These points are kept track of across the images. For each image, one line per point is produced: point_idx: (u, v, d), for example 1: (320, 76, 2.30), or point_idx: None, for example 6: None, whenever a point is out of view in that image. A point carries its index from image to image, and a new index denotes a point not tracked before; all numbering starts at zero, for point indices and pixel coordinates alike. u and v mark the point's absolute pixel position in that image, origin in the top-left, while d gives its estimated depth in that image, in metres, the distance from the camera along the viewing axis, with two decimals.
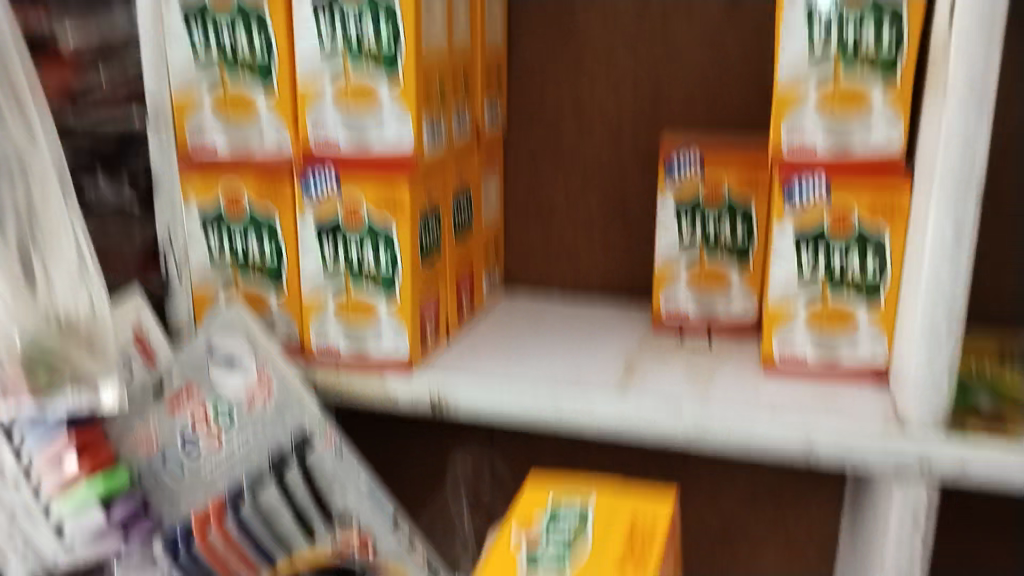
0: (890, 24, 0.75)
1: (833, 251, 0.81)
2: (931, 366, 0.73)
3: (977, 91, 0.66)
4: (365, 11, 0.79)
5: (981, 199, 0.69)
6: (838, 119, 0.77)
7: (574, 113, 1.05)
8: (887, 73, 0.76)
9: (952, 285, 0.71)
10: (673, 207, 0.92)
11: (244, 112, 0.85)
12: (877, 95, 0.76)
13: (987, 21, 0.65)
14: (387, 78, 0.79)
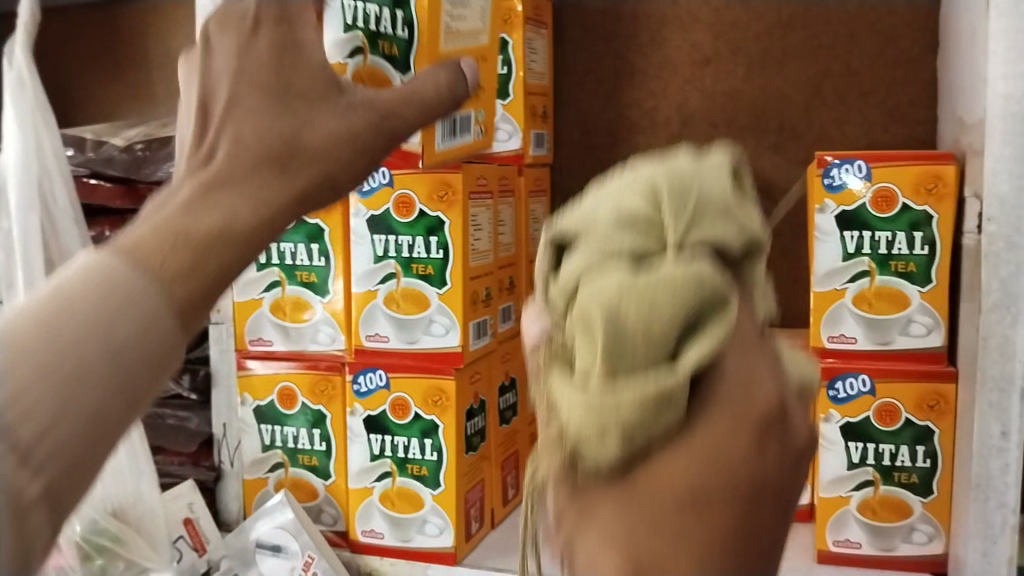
0: (925, 232, 0.75)
1: (881, 444, 0.78)
2: (988, 560, 0.70)
3: (1012, 291, 0.67)
4: (417, 228, 0.84)
5: None
6: (875, 318, 0.77)
7: None
8: (924, 273, 0.75)
9: (1003, 478, 0.68)
10: None
11: (301, 315, 0.89)
12: (915, 293, 0.76)
13: (1015, 230, 0.67)
14: (436, 281, 0.85)
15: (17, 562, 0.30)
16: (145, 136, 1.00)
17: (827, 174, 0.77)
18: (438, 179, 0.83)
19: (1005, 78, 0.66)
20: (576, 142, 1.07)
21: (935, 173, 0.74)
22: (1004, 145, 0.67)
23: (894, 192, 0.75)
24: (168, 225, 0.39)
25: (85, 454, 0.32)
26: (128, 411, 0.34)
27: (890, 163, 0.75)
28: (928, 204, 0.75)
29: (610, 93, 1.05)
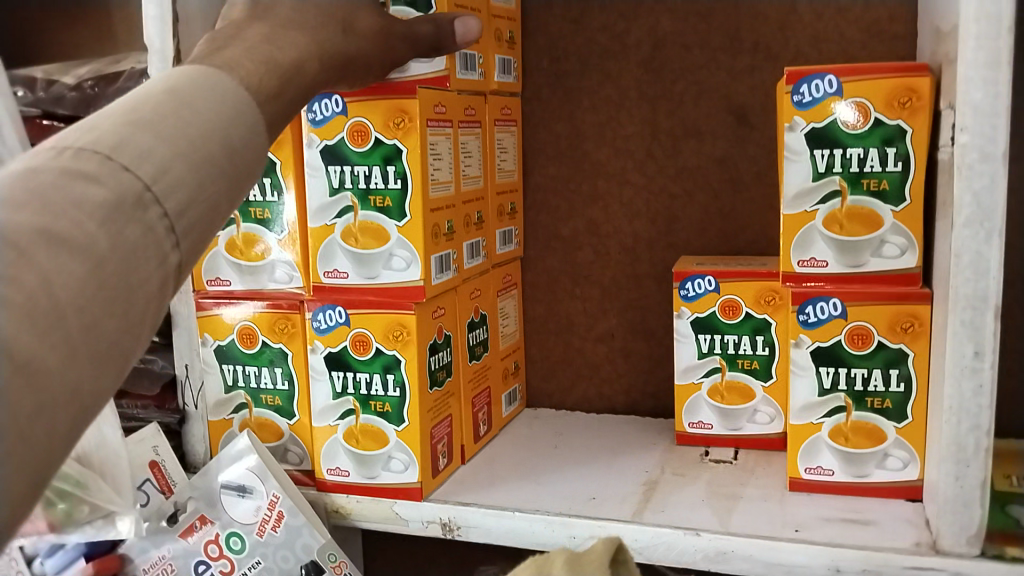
0: (897, 147, 0.73)
1: (854, 368, 0.77)
2: (960, 485, 0.68)
3: (985, 204, 0.64)
4: (372, 157, 0.81)
5: (1000, 313, 0.65)
6: (847, 240, 0.75)
7: (589, 230, 1.04)
8: (897, 190, 0.74)
9: (976, 400, 0.67)
10: (688, 320, 0.89)
11: (255, 251, 0.87)
12: (887, 212, 0.74)
13: (988, 140, 0.64)
14: (395, 214, 0.81)
15: (76, 425, 0.40)
16: (94, 73, 0.97)
17: (796, 91, 0.74)
18: (396, 106, 0.80)
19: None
20: (546, 71, 1.03)
21: (907, 86, 0.72)
22: (977, 48, 0.63)
23: (867, 106, 0.73)
24: (161, 125, 0.47)
25: (143, 321, 0.45)
26: (165, 288, 0.46)
27: (861, 77, 0.73)
28: (902, 118, 0.73)
29: (579, 17, 1.01)
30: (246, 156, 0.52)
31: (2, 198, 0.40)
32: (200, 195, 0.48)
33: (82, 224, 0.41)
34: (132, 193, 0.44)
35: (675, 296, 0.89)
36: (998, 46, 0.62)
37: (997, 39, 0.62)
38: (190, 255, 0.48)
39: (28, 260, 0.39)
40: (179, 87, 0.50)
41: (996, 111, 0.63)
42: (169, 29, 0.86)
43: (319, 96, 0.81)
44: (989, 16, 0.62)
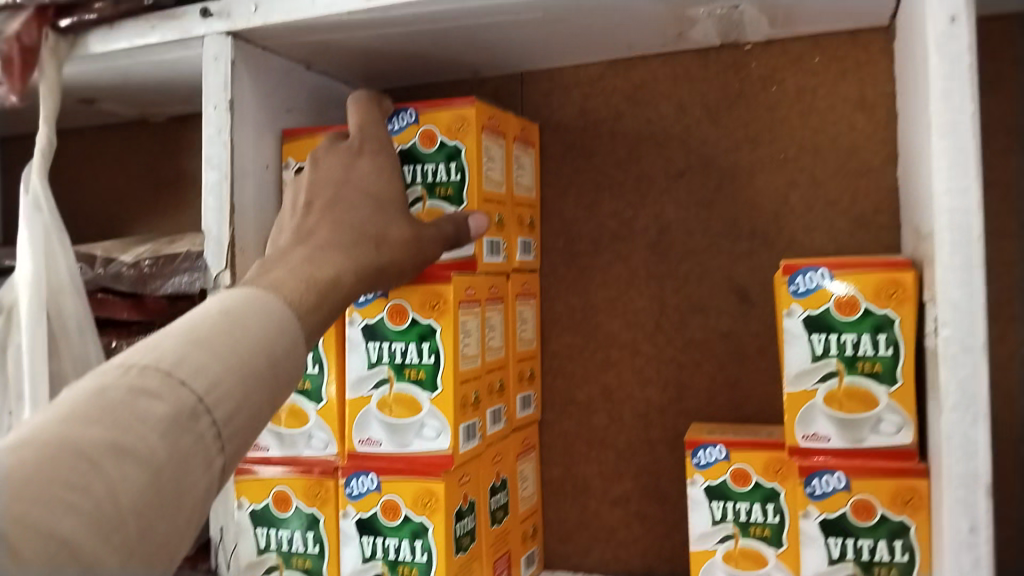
0: (887, 333, 0.79)
1: (860, 539, 0.80)
2: None
3: (968, 393, 0.70)
4: (409, 335, 0.88)
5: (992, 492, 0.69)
6: (846, 416, 0.81)
7: (603, 397, 1.09)
8: (890, 372, 0.79)
9: (975, 574, 0.70)
10: (701, 486, 0.93)
11: (296, 421, 0.92)
12: (882, 392, 0.80)
13: (967, 333, 0.70)
14: (427, 385, 0.88)
15: None
16: (153, 253, 1.06)
17: (792, 282, 0.82)
18: (431, 290, 0.87)
19: (948, 193, 0.70)
20: (561, 250, 1.11)
21: (893, 279, 0.79)
22: (952, 255, 0.70)
23: (857, 297, 0.80)
24: (214, 344, 0.54)
25: (189, 515, 0.50)
26: (208, 487, 0.51)
27: (853, 269, 0.80)
28: (890, 308, 0.79)
29: (591, 205, 1.10)
30: (283, 369, 0.60)
31: (67, 415, 0.46)
32: (242, 404, 0.55)
33: (146, 437, 0.47)
34: (187, 407, 0.50)
35: (689, 464, 0.94)
36: (971, 279, 0.69)
37: (971, 272, 0.70)
38: (230, 456, 0.54)
39: (99, 472, 0.44)
40: (231, 310, 0.58)
41: (972, 309, 0.70)
42: (225, 218, 0.96)
43: None
44: (963, 229, 0.70)
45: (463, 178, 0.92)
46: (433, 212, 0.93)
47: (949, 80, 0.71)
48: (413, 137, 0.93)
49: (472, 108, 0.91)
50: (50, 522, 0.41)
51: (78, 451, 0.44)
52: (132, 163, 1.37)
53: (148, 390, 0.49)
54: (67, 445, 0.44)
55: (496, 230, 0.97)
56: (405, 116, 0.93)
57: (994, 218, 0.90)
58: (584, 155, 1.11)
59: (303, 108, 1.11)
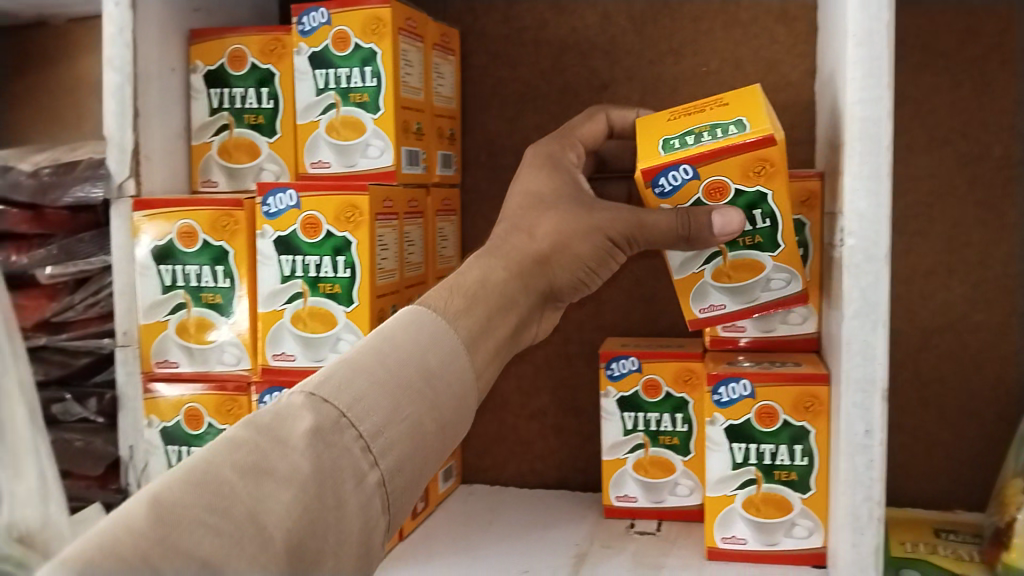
0: (762, 209, 0.76)
1: (762, 444, 0.84)
2: (858, 551, 0.74)
3: (870, 299, 0.72)
4: (323, 248, 0.86)
5: (887, 395, 0.73)
6: (737, 284, 0.80)
7: None
8: (771, 240, 0.78)
9: (868, 473, 0.73)
10: (613, 397, 0.95)
11: (205, 335, 0.91)
12: (767, 258, 0.79)
13: (872, 244, 0.71)
14: (342, 299, 0.87)
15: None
16: (53, 160, 0.99)
17: (657, 184, 0.76)
18: (345, 201, 0.85)
19: (860, 104, 0.71)
20: (483, 165, 1.09)
21: (760, 158, 0.74)
22: (861, 164, 0.71)
23: (725, 182, 0.75)
24: (364, 365, 0.64)
25: (358, 514, 0.58)
26: (371, 499, 0.59)
27: (717, 158, 0.74)
28: (760, 185, 0.75)
29: (514, 117, 1.08)
30: (445, 380, 0.68)
31: (228, 446, 0.55)
32: (394, 418, 0.63)
33: (284, 463, 0.55)
34: (331, 421, 0.59)
35: (603, 375, 0.96)
36: (878, 189, 0.71)
37: (878, 181, 0.71)
38: (388, 470, 0.61)
39: (243, 496, 0.53)
40: (386, 332, 0.68)
41: (878, 220, 0.71)
42: (129, 122, 0.92)
43: (275, 190, 0.86)
44: (873, 140, 0.71)
45: (378, 84, 0.90)
46: (347, 120, 0.92)
47: None
48: (326, 40, 0.91)
49: (386, 9, 0.89)
50: (197, 543, 0.49)
51: (219, 480, 0.53)
52: (26, 72, 1.29)
53: (300, 411, 0.59)
54: (210, 476, 0.53)
55: (414, 139, 0.95)
56: (316, 15, 0.91)
57: (904, 134, 0.92)
58: (508, 66, 1.08)
59: (213, 8, 1.04)
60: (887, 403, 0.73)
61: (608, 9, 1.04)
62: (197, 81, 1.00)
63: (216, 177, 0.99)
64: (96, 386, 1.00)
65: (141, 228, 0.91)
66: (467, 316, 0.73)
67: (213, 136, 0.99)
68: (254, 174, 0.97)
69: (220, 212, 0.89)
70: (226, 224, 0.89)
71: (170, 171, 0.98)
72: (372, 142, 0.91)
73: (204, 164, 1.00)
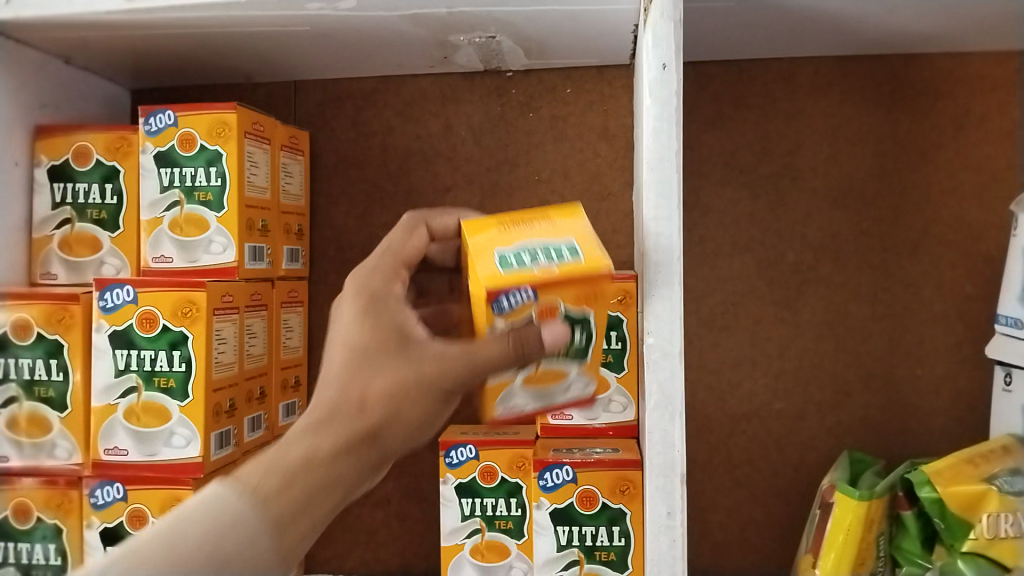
0: (584, 326, 0.71)
1: (583, 526, 0.89)
2: None
3: (666, 390, 0.79)
4: (159, 342, 0.87)
5: (685, 478, 0.79)
6: (541, 390, 0.73)
7: None
8: (582, 350, 0.72)
9: (671, 552, 0.79)
10: (452, 484, 0.99)
11: (40, 432, 0.90)
12: (574, 367, 0.73)
13: (668, 342, 0.79)
14: (178, 394, 0.87)
15: None
16: None
17: (497, 303, 0.67)
18: (182, 297, 0.87)
19: (654, 220, 0.79)
20: (332, 259, 1.14)
21: (592, 284, 0.68)
22: (656, 272, 0.80)
23: (557, 305, 0.69)
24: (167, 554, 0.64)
25: None
26: None
27: (550, 282, 0.67)
28: (587, 310, 0.70)
29: (363, 214, 1.13)
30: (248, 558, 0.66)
31: None
32: None
33: None
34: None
35: (442, 463, 0.99)
36: (671, 294, 0.79)
37: (671, 289, 0.79)
38: None
39: None
40: (186, 510, 0.67)
41: (672, 320, 0.79)
42: None
43: (111, 285, 0.87)
44: (666, 252, 0.79)
45: (222, 185, 0.94)
46: (191, 218, 0.94)
47: (659, 122, 0.79)
48: (172, 140, 0.94)
49: (232, 114, 0.93)
50: None
51: None
52: None
53: None
54: None
55: (258, 236, 0.99)
56: (162, 117, 0.94)
57: (711, 241, 1.02)
58: (356, 167, 1.13)
59: (64, 104, 1.06)
60: (686, 486, 0.80)
61: (450, 118, 1.12)
62: (40, 174, 1.00)
63: (57, 269, 1.00)
64: None
65: None
66: (281, 497, 0.69)
67: (55, 230, 1.00)
68: (95, 268, 0.98)
69: (55, 306, 0.89)
70: (61, 317, 0.89)
71: (7, 262, 0.98)
72: (215, 239, 0.94)
73: (44, 257, 1.00)
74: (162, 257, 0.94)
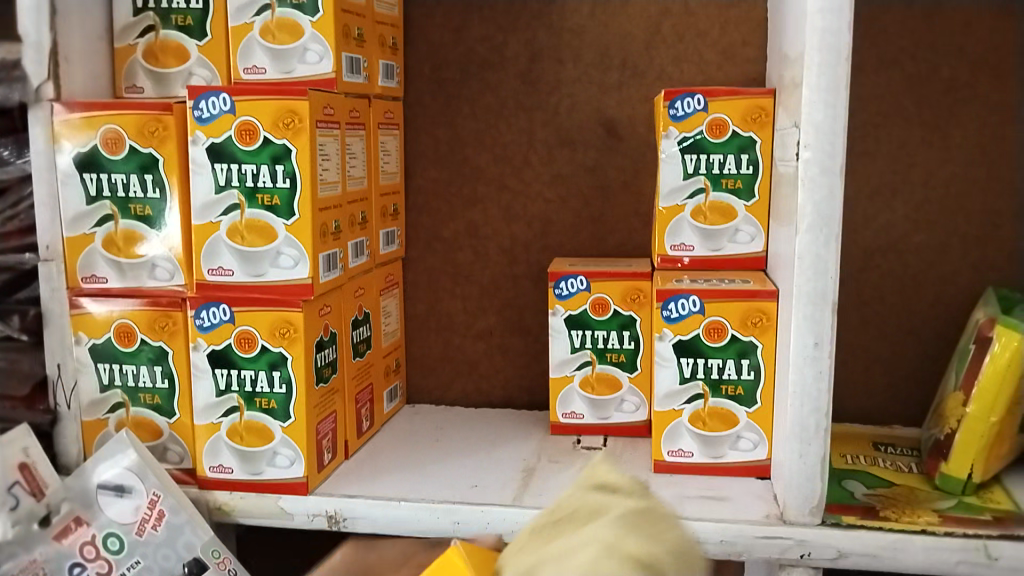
0: None
1: (710, 360, 0.84)
2: (803, 462, 0.75)
3: (824, 213, 0.72)
4: (261, 156, 0.80)
5: (836, 307, 0.73)
6: None
7: (469, 233, 1.07)
8: None
9: (816, 387, 0.74)
10: (561, 316, 0.94)
11: (134, 250, 0.84)
12: None
13: (828, 156, 0.71)
14: (282, 212, 0.80)
15: None
16: None
17: None
18: (284, 105, 0.79)
19: (821, 12, 0.69)
20: (428, 77, 1.05)
21: None
22: (819, 75, 0.70)
23: None
24: None
25: None
26: None
27: None
28: None
29: (460, 26, 1.04)
30: None
31: None
32: None
33: None
34: None
35: (550, 295, 0.94)
36: (835, 100, 0.70)
37: (836, 92, 0.70)
38: None
39: None
40: None
41: (834, 132, 0.71)
42: (45, 18, 0.85)
43: (207, 92, 0.80)
44: (833, 50, 0.70)
45: None
46: (284, 22, 0.86)
47: None
48: None
49: None
50: None
51: None
52: None
53: None
54: None
55: (354, 45, 0.90)
56: None
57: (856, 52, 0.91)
58: None
59: None
60: (836, 315, 0.73)
61: None
62: None
63: (142, 81, 0.93)
64: (19, 303, 0.90)
65: (62, 135, 0.83)
66: None
67: (138, 38, 0.93)
68: (183, 79, 0.92)
69: (148, 117, 0.82)
70: (155, 129, 0.82)
71: (91, 73, 0.91)
72: (311, 47, 0.86)
73: (129, 68, 0.93)
74: (256, 68, 0.88)
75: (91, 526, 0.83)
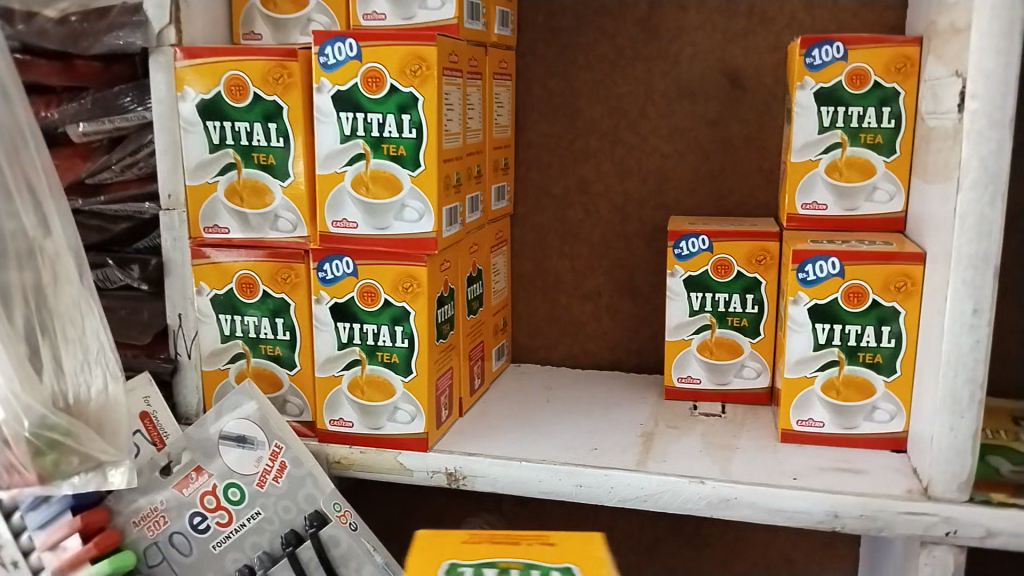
0: None
1: (848, 325, 0.80)
2: (955, 436, 0.71)
3: (990, 170, 0.67)
4: (387, 105, 0.78)
5: (1000, 271, 0.68)
6: None
7: (580, 188, 1.04)
8: None
9: (972, 355, 0.70)
10: (680, 277, 0.91)
11: (258, 199, 0.84)
12: None
13: (997, 107, 0.66)
14: (408, 163, 0.78)
15: None
16: (80, 5, 0.87)
17: None
18: (411, 52, 0.77)
19: None
20: (542, 25, 1.02)
21: None
22: (992, 18, 0.65)
23: None
24: None
25: None
26: None
27: None
28: None
29: None
30: None
31: None
32: None
33: None
34: None
35: (670, 254, 0.91)
36: (1009, 46, 0.65)
37: (1008, 38, 0.65)
38: None
39: None
40: None
41: (1006, 80, 0.66)
42: None
43: (333, 37, 0.78)
44: None
45: None
46: None
47: None
48: None
49: None
50: None
51: None
52: None
53: None
54: None
55: None
56: None
57: None
58: None
59: None
60: (998, 280, 0.69)
61: None
62: None
63: (260, 29, 0.92)
64: (138, 253, 0.92)
65: (184, 81, 0.83)
66: None
67: None
68: (303, 25, 0.90)
69: (272, 63, 0.81)
70: (280, 76, 0.81)
71: (210, 19, 0.89)
72: None
73: (247, 14, 0.92)
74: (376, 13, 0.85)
75: (212, 475, 0.83)
